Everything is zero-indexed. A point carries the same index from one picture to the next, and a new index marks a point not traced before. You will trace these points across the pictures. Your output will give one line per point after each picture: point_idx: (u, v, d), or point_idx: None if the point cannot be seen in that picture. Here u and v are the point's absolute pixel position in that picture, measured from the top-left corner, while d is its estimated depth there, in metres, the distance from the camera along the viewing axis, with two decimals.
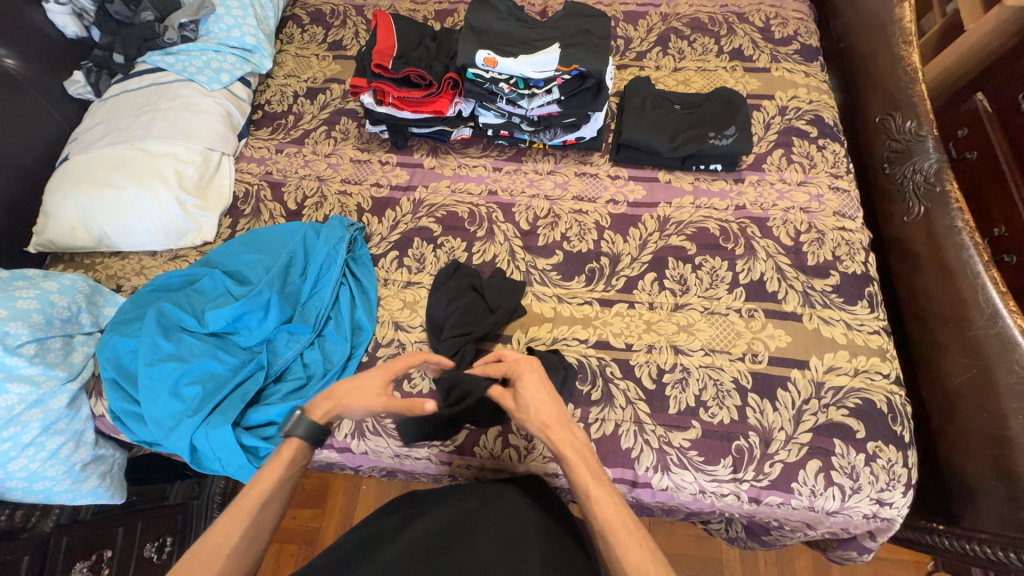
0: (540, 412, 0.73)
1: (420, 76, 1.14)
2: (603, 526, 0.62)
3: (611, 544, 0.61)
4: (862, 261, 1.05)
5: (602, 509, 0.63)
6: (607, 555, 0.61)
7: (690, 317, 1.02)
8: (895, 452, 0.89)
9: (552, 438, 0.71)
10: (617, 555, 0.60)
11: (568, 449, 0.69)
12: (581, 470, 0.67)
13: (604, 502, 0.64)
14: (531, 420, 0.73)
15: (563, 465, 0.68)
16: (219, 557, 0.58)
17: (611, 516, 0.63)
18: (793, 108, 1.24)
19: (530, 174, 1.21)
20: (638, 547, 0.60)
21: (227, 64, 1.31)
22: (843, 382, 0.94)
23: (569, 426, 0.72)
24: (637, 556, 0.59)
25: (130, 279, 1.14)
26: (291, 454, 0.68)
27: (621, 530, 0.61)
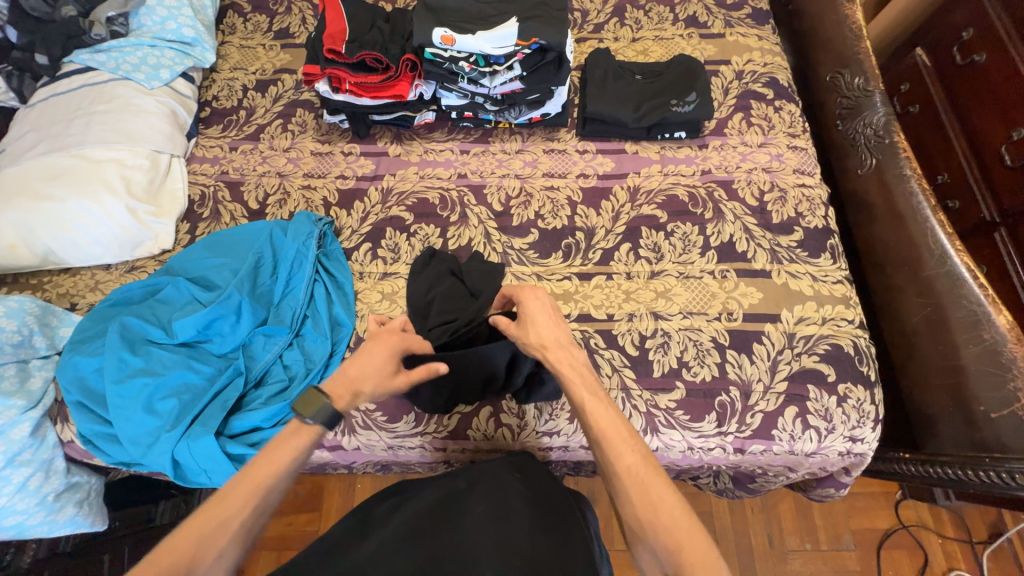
0: (542, 333, 0.74)
1: (376, 60, 1.11)
2: (598, 435, 0.63)
3: (605, 451, 0.62)
4: (822, 215, 1.10)
5: (598, 420, 0.65)
6: (601, 460, 0.63)
7: (667, 283, 1.04)
8: (863, 391, 0.95)
9: (549, 357, 0.72)
10: (609, 459, 0.61)
11: (567, 367, 0.71)
12: (578, 385, 0.69)
13: (598, 413, 0.65)
14: (534, 340, 0.74)
15: (562, 382, 0.70)
16: (223, 534, 0.55)
17: (605, 425, 0.64)
18: (749, 72, 1.27)
19: (498, 155, 1.20)
20: (629, 450, 0.61)
21: (166, 59, 1.23)
22: (812, 331, 0.99)
23: (564, 345, 0.74)
24: (629, 458, 0.61)
25: (83, 296, 1.07)
26: (305, 443, 0.63)
27: (614, 436, 0.63)
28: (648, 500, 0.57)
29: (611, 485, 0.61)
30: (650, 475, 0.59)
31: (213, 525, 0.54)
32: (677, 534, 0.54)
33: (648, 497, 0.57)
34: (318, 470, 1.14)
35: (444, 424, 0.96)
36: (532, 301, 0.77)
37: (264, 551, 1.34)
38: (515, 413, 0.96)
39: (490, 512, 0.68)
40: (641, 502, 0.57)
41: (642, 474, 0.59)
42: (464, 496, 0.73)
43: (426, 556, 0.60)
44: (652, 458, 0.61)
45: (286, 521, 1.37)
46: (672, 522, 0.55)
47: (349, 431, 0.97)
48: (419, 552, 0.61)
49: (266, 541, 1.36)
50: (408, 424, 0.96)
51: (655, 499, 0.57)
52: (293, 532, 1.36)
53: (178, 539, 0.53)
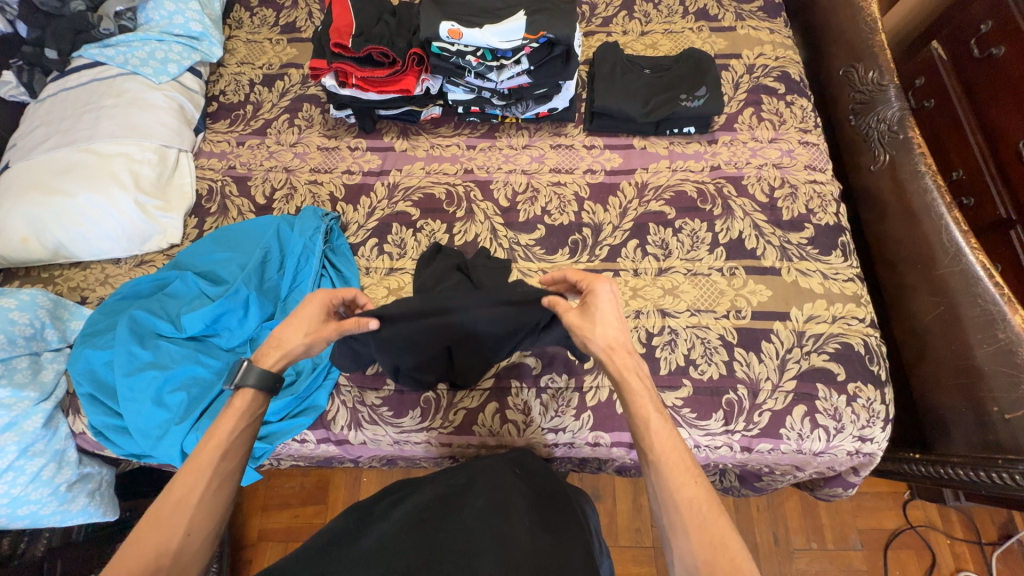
0: (607, 335, 0.72)
1: (383, 54, 1.10)
2: (659, 458, 0.62)
3: (665, 474, 0.61)
4: (833, 212, 1.09)
5: (660, 442, 0.63)
6: (658, 482, 0.61)
7: (674, 280, 1.03)
8: (874, 390, 0.94)
9: (615, 364, 0.70)
10: (669, 484, 0.60)
11: (633, 379, 0.69)
12: (643, 401, 0.67)
13: (664, 435, 0.64)
14: (598, 340, 0.72)
15: (626, 394, 0.68)
16: (189, 506, 0.57)
17: (669, 449, 0.63)
18: (760, 65, 1.24)
19: (505, 150, 1.19)
20: (692, 482, 0.60)
21: (174, 54, 1.23)
22: (822, 330, 0.98)
23: (630, 356, 0.71)
24: (691, 489, 0.60)
25: (94, 290, 1.08)
26: (244, 403, 0.67)
27: (678, 463, 0.62)
28: (709, 536, 0.56)
29: (663, 510, 0.60)
30: (710, 510, 0.58)
31: (174, 503, 0.57)
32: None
33: (708, 534, 0.56)
34: (325, 463, 1.15)
35: (450, 419, 0.96)
36: (603, 290, 0.74)
37: (272, 542, 1.36)
38: (521, 410, 0.96)
39: (489, 505, 0.69)
40: (700, 537, 0.56)
41: (704, 509, 0.58)
42: (464, 492, 0.73)
43: (428, 551, 0.60)
44: (714, 496, 0.59)
45: (294, 514, 1.39)
46: (732, 565, 0.54)
47: (355, 426, 0.97)
48: (423, 544, 0.61)
49: (273, 533, 1.37)
50: (413, 418, 0.97)
51: (716, 537, 0.56)
52: (301, 524, 1.38)
53: (147, 527, 0.55)
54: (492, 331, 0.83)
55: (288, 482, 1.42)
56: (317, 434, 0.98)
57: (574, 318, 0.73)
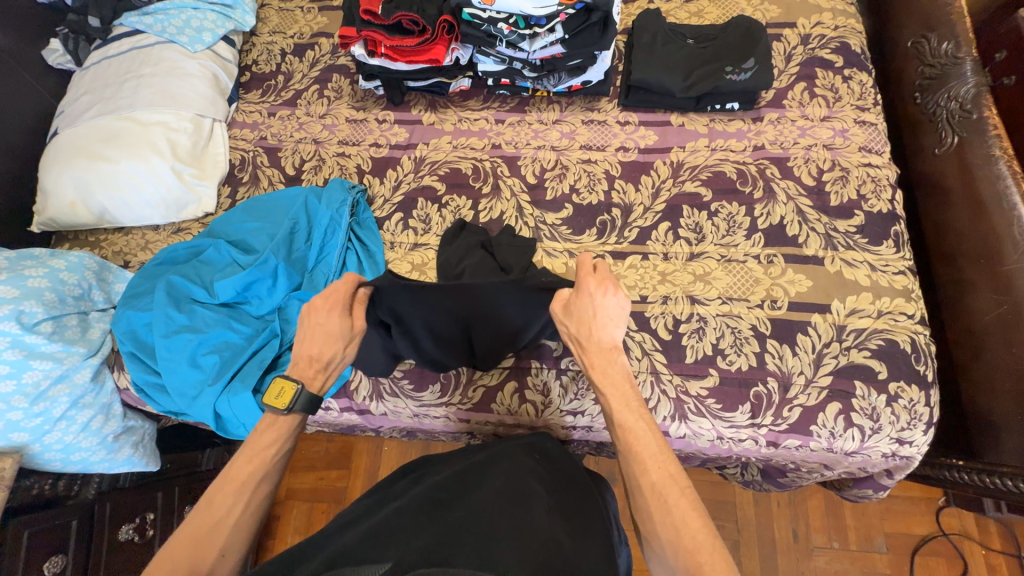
0: (581, 331, 0.72)
1: (412, 21, 1.06)
2: (625, 449, 0.65)
3: (630, 465, 0.64)
4: (888, 198, 1.00)
5: (626, 433, 0.66)
6: (628, 471, 0.64)
7: (707, 266, 0.99)
8: (918, 392, 0.88)
9: (586, 359, 0.72)
10: (634, 473, 0.63)
11: (600, 372, 0.71)
12: (611, 396, 0.69)
13: (632, 427, 0.66)
14: (572, 337, 0.73)
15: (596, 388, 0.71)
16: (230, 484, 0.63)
17: (634, 440, 0.65)
18: (816, 36, 1.14)
19: (534, 125, 1.15)
20: (658, 470, 0.62)
21: (208, 22, 1.24)
22: (866, 325, 0.91)
23: (603, 346, 0.71)
24: (655, 475, 0.62)
25: (136, 254, 1.13)
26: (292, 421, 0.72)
27: (643, 453, 0.64)
28: (670, 521, 0.59)
29: (632, 497, 0.63)
30: (674, 496, 0.60)
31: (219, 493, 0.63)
32: (699, 557, 0.56)
33: (670, 520, 0.59)
34: (348, 431, 1.18)
35: (469, 396, 0.97)
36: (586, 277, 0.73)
37: (298, 501, 1.44)
38: (540, 391, 0.95)
39: (506, 489, 0.69)
40: (663, 521, 0.59)
41: (667, 494, 0.60)
42: (482, 471, 0.75)
43: (442, 529, 0.61)
44: (681, 484, 0.61)
45: (318, 476, 1.46)
46: (693, 545, 0.57)
47: (377, 397, 0.99)
48: (438, 523, 0.62)
49: (300, 492, 1.45)
50: (433, 393, 0.98)
51: (676, 521, 0.59)
52: (325, 486, 1.45)
53: (183, 535, 0.60)
54: (508, 308, 0.87)
55: (314, 446, 1.49)
56: (340, 403, 1.01)
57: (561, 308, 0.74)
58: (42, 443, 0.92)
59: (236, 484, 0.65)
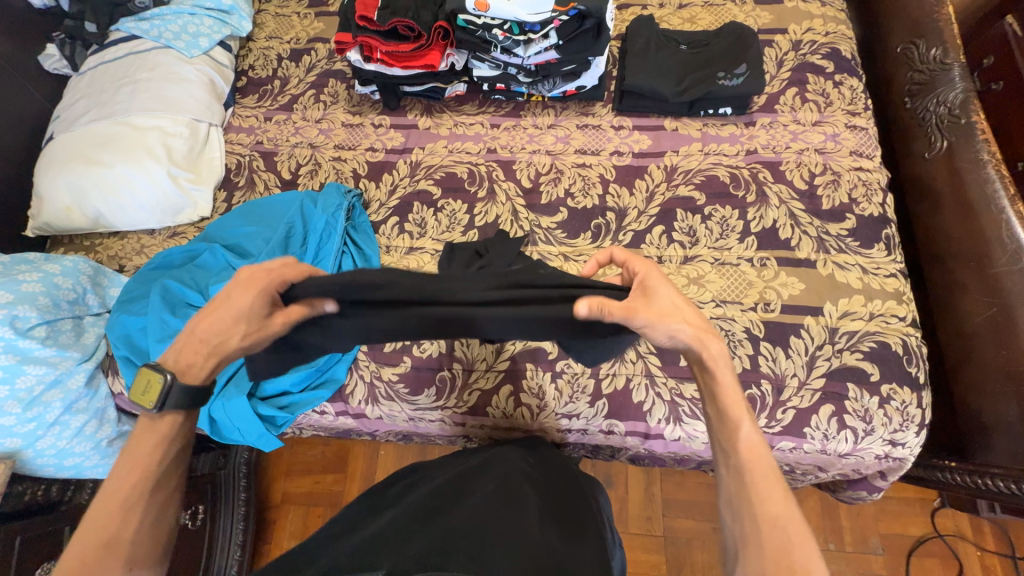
0: (689, 322, 0.62)
1: (408, 27, 1.06)
2: (742, 463, 0.57)
3: (745, 483, 0.56)
4: (879, 202, 1.01)
5: (749, 448, 0.57)
6: (738, 489, 0.56)
7: (700, 269, 0.99)
8: (910, 394, 0.89)
9: (705, 349, 0.62)
10: (750, 494, 0.55)
11: (721, 369, 0.62)
12: (733, 401, 0.60)
13: (753, 442, 0.58)
14: (681, 327, 0.61)
15: (713, 388, 0.62)
16: None
17: (756, 458, 0.57)
18: (808, 42, 1.16)
19: (529, 129, 1.16)
20: (778, 496, 0.54)
21: (205, 28, 1.24)
22: (858, 327, 0.92)
23: (719, 341, 0.63)
24: (775, 504, 0.54)
25: (131, 258, 1.13)
26: None
27: (761, 474, 0.56)
28: (787, 560, 0.50)
29: (738, 520, 0.55)
30: (795, 534, 0.52)
31: None
32: None
33: (784, 559, 0.51)
34: (344, 435, 1.18)
35: (464, 399, 0.97)
36: (652, 273, 0.66)
37: (294, 506, 1.43)
38: (535, 394, 0.95)
39: (500, 493, 0.70)
40: (774, 556, 0.51)
41: (786, 529, 0.52)
42: (476, 475, 0.76)
43: (437, 533, 0.61)
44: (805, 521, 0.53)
45: (314, 480, 1.45)
46: None
47: (372, 401, 0.99)
48: (432, 527, 0.62)
49: (296, 497, 1.44)
50: (429, 397, 0.98)
51: (795, 564, 0.50)
52: (321, 491, 1.44)
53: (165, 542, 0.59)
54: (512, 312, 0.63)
55: (310, 450, 1.48)
56: (335, 407, 1.01)
57: (645, 310, 0.61)
58: (35, 448, 0.91)
59: (136, 491, 0.56)
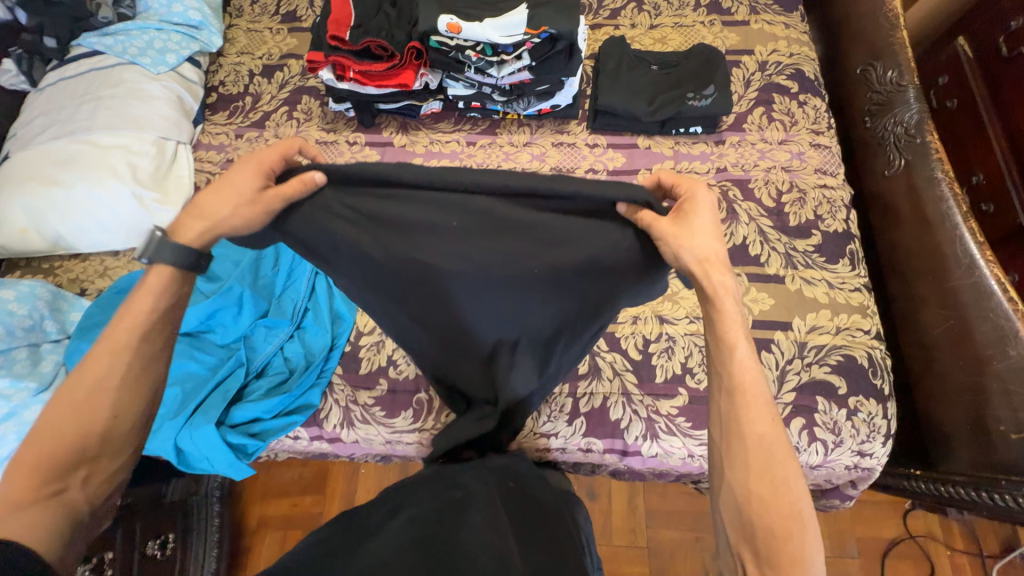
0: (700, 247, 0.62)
1: (381, 47, 1.05)
2: (736, 388, 0.63)
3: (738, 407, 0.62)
4: (843, 218, 1.05)
5: (744, 374, 0.63)
6: (730, 410, 0.62)
7: (675, 286, 1.01)
8: (876, 405, 0.92)
9: (709, 279, 0.64)
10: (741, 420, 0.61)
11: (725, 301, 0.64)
12: (733, 328, 0.64)
13: (748, 364, 0.63)
14: (693, 252, 0.62)
15: (718, 322, 0.64)
16: None
17: (749, 383, 0.62)
18: (773, 62, 1.20)
19: (505, 147, 1.17)
20: (766, 417, 0.61)
21: (172, 43, 1.22)
22: (825, 341, 0.95)
23: (725, 270, 0.65)
24: (763, 427, 0.61)
25: (93, 281, 1.08)
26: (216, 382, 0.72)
27: (755, 398, 0.62)
28: (770, 474, 0.59)
29: (728, 437, 0.62)
30: (781, 450, 0.60)
31: None
32: (787, 520, 0.57)
33: (768, 473, 0.59)
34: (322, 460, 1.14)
35: (444, 420, 0.96)
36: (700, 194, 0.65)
37: (271, 529, 1.39)
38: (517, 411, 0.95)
39: (498, 487, 0.78)
40: (760, 470, 0.59)
41: (773, 447, 0.60)
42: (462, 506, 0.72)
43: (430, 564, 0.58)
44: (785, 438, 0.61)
45: (292, 502, 1.41)
46: (787, 503, 0.58)
47: (348, 425, 0.97)
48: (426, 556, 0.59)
49: (273, 520, 1.40)
50: (406, 419, 0.96)
51: (781, 485, 0.59)
52: (298, 512, 1.40)
53: None
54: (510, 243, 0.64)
55: (288, 471, 1.44)
56: (309, 432, 0.97)
57: (665, 227, 0.60)
58: None
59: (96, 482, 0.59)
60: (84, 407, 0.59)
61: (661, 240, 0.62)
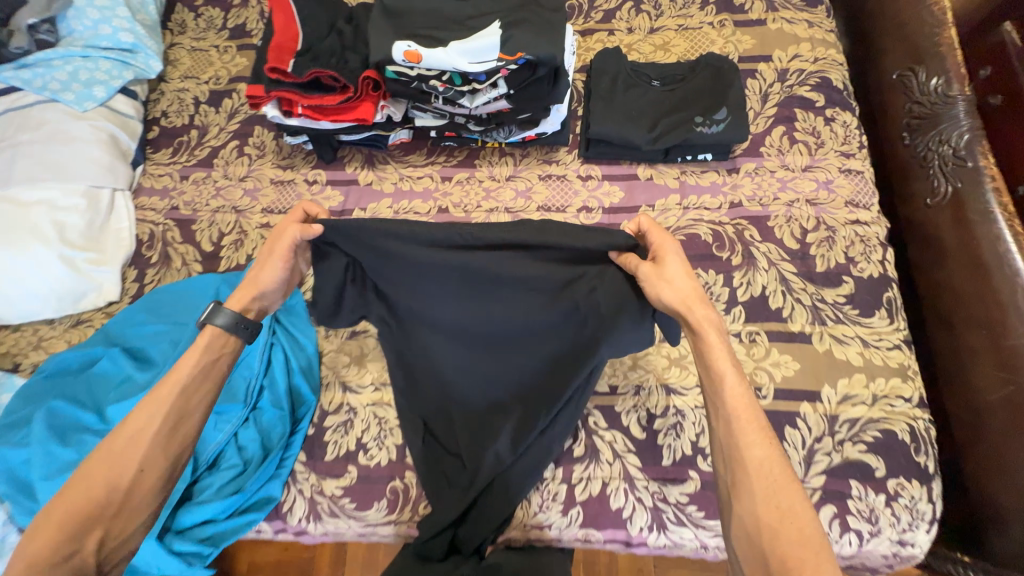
0: (680, 291, 0.65)
1: (332, 78, 0.89)
2: (732, 416, 0.62)
3: (733, 434, 0.61)
4: (879, 260, 0.90)
5: (735, 401, 0.62)
6: (727, 437, 0.62)
7: (682, 347, 0.88)
8: (919, 487, 0.79)
9: (692, 314, 0.65)
10: (741, 448, 0.60)
11: (707, 333, 0.65)
12: (720, 356, 0.64)
13: (738, 391, 0.62)
14: (674, 293, 0.64)
15: (705, 353, 0.65)
16: None
17: (742, 409, 0.61)
18: (795, 70, 1.03)
19: (485, 182, 1.01)
20: (762, 447, 0.60)
21: (101, 72, 1.06)
22: (859, 414, 0.81)
23: (706, 304, 0.66)
24: (761, 453, 0.59)
25: (27, 354, 0.95)
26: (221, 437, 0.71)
27: (750, 423, 0.61)
28: (776, 502, 0.57)
29: (731, 473, 0.60)
30: (783, 476, 0.58)
31: None
32: (800, 552, 0.53)
33: (775, 501, 0.57)
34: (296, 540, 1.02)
35: (422, 510, 0.84)
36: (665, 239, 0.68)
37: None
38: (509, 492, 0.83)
39: None
40: (766, 498, 0.57)
41: (773, 474, 0.58)
42: None
43: None
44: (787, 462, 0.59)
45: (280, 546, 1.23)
46: (797, 532, 0.55)
47: (314, 518, 0.85)
48: None
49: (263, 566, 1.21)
50: (379, 511, 0.84)
51: (786, 513, 0.56)
52: (289, 557, 1.22)
53: None
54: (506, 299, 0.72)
55: None
56: (272, 526, 0.85)
57: (647, 270, 0.65)
58: None
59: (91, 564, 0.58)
60: (118, 459, 0.62)
61: (643, 283, 0.66)
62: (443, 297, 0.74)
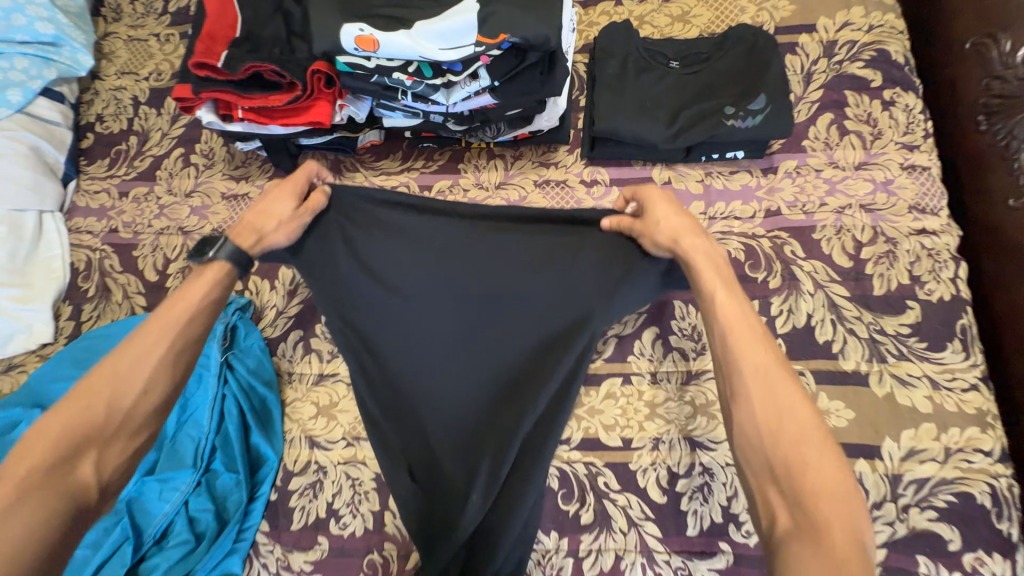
0: (672, 225, 0.57)
1: (276, 72, 0.73)
2: (725, 328, 0.51)
3: (726, 344, 0.51)
4: (951, 278, 0.73)
5: (729, 313, 0.52)
6: (720, 349, 0.51)
7: (709, 391, 0.74)
8: (1005, 563, 0.64)
9: (681, 243, 0.56)
10: (733, 356, 0.49)
11: (698, 254, 0.56)
12: (707, 272, 0.55)
13: (730, 303, 0.52)
14: (660, 233, 0.58)
15: (693, 273, 0.55)
16: None
17: (736, 320, 0.51)
18: (845, 41, 0.84)
19: (470, 191, 0.85)
20: (761, 349, 0.50)
21: (16, 71, 0.89)
22: (927, 473, 0.67)
23: (701, 232, 0.58)
24: (758, 358, 0.49)
25: None
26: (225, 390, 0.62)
27: (744, 330, 0.51)
28: (774, 409, 0.46)
29: (724, 379, 0.50)
30: (792, 389, 0.47)
31: None
32: (806, 463, 0.44)
33: (775, 411, 0.46)
34: None
35: None
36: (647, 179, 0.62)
37: None
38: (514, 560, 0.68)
39: None
40: (766, 409, 0.47)
41: (774, 381, 0.48)
42: None
43: None
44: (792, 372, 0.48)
45: None
46: (799, 441, 0.45)
47: None
48: None
49: None
50: None
51: (787, 419, 0.46)
52: None
53: None
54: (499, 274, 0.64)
55: None
56: None
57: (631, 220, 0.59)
58: None
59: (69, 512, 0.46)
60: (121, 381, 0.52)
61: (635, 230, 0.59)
62: (423, 273, 0.65)
